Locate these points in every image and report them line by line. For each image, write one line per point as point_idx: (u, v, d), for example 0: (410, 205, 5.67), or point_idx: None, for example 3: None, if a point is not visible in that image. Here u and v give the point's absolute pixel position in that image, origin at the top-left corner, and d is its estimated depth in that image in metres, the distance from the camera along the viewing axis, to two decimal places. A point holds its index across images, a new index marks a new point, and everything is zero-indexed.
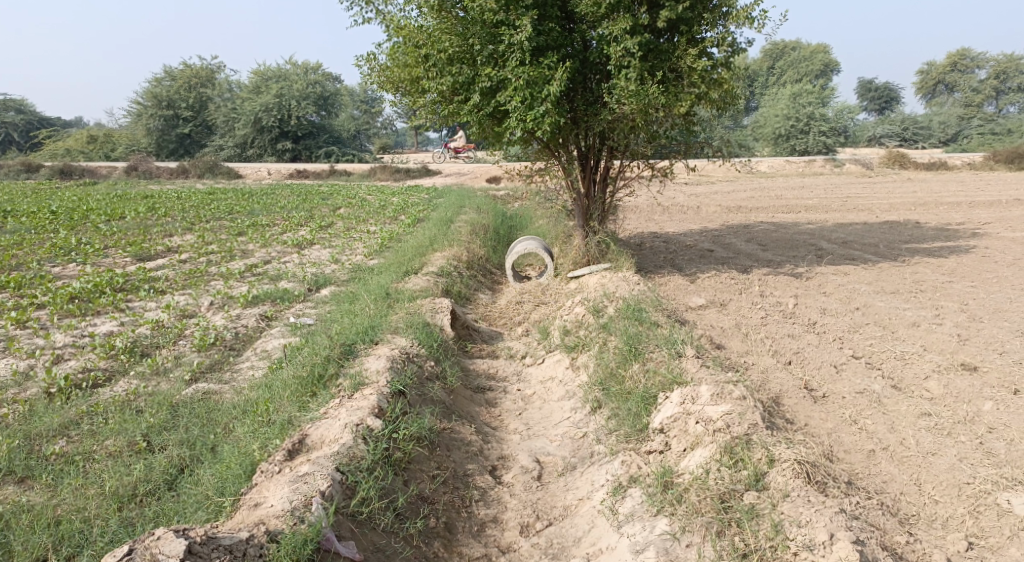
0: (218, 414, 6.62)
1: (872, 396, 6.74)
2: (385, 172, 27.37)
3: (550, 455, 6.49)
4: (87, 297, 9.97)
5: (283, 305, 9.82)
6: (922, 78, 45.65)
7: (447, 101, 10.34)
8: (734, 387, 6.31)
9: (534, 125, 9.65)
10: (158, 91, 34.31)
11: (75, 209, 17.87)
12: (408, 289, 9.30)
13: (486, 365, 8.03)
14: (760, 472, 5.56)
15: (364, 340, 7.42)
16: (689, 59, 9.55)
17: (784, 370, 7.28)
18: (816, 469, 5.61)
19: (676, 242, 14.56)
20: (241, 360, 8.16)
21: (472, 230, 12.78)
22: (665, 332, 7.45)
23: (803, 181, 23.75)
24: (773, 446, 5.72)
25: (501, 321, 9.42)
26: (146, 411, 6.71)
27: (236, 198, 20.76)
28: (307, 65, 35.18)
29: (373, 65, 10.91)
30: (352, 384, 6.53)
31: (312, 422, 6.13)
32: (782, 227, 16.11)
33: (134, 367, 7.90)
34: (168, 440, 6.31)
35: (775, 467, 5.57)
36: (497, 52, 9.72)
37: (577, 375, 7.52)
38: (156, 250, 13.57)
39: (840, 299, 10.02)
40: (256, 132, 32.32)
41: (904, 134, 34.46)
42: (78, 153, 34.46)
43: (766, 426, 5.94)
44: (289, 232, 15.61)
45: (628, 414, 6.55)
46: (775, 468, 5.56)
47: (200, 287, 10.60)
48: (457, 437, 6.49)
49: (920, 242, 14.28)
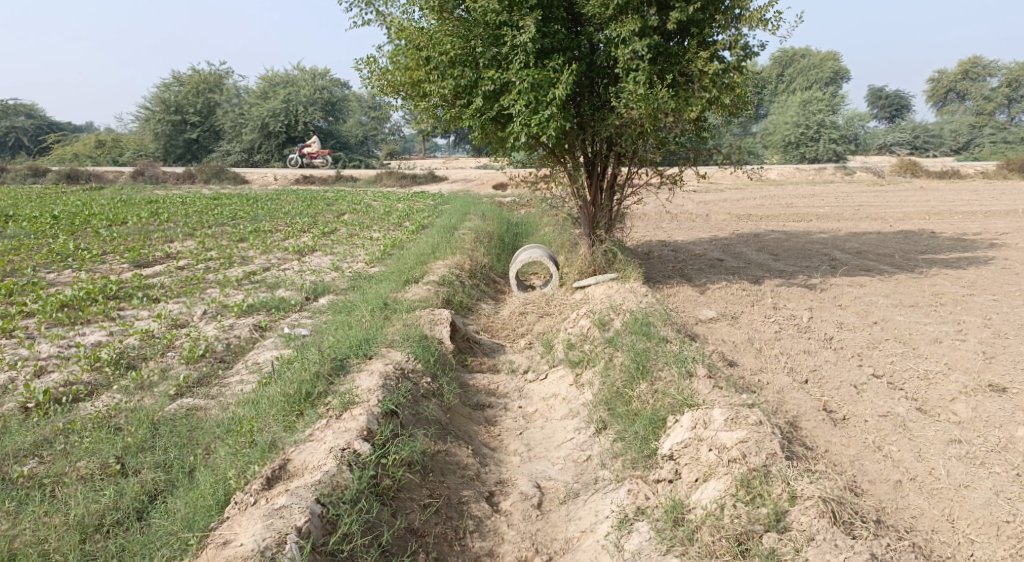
0: (199, 433, 6.23)
1: (897, 420, 6.33)
2: (391, 178, 27.03)
3: (552, 480, 6.10)
4: (77, 305, 9.60)
5: (278, 314, 9.43)
6: (934, 86, 45.17)
7: (450, 104, 9.97)
8: (750, 410, 5.88)
9: (538, 129, 9.28)
10: (166, 96, 34.16)
11: (77, 214, 17.54)
12: (406, 300, 8.91)
13: (486, 380, 7.63)
14: (780, 510, 5.17)
15: (357, 354, 7.02)
16: (700, 62, 9.15)
17: (800, 390, 6.88)
18: (842, 507, 5.22)
19: (685, 251, 14.17)
20: (230, 373, 7.77)
21: (476, 238, 12.41)
22: (674, 348, 7.04)
23: (815, 189, 23.33)
24: (794, 480, 5.32)
25: (503, 333, 9.03)
26: (124, 428, 6.32)
27: (242, 204, 20.44)
28: (315, 71, 34.87)
29: (373, 68, 10.54)
30: (341, 402, 6.13)
31: (296, 446, 5.78)
32: (794, 236, 15.69)
33: (118, 381, 7.51)
34: (143, 462, 5.94)
35: (798, 504, 5.18)
36: (501, 54, 9.35)
37: (581, 392, 7.12)
38: (154, 256, 13.21)
39: (856, 313, 9.62)
40: (263, 137, 32.03)
41: (914, 142, 34.18)
42: (85, 157, 34.21)
43: (785, 456, 5.53)
44: (291, 239, 15.26)
45: (636, 438, 6.15)
46: (797, 507, 5.17)
47: (194, 295, 10.22)
48: (452, 461, 6.10)
49: (937, 253, 13.84)
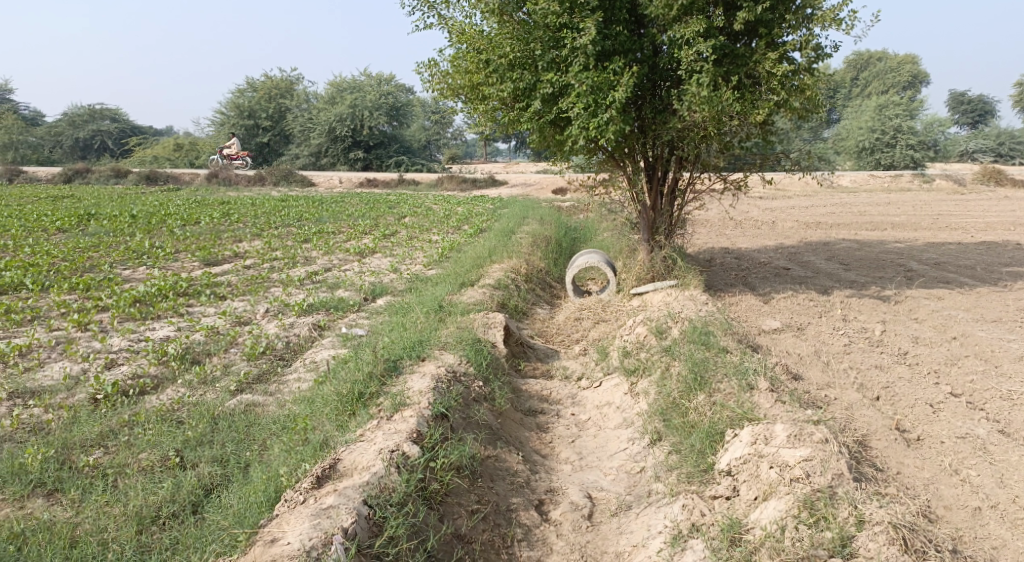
0: (257, 429, 6.18)
1: (975, 442, 5.98)
2: (454, 182, 27.07)
3: (604, 491, 5.90)
4: (148, 300, 9.68)
5: (337, 314, 9.39)
6: (1019, 92, 43.57)
7: (509, 108, 9.83)
8: (815, 427, 5.59)
9: (597, 133, 9.08)
10: (240, 101, 34.85)
11: (152, 213, 17.87)
12: (462, 303, 8.79)
13: (539, 386, 7.45)
14: (846, 535, 4.90)
15: (410, 355, 6.90)
16: (768, 64, 8.86)
17: (871, 408, 6.56)
18: (914, 534, 4.93)
19: (750, 258, 13.80)
20: (289, 371, 7.73)
21: (535, 242, 12.26)
22: (735, 359, 6.77)
23: (888, 197, 22.62)
24: (862, 503, 5.05)
25: (559, 338, 8.86)
26: (186, 421, 6.28)
27: (308, 206, 20.65)
28: (382, 76, 35.15)
29: (434, 72, 10.44)
30: (392, 403, 6.01)
31: (346, 446, 5.64)
32: (866, 246, 15.19)
33: (182, 375, 7.51)
34: (202, 456, 5.90)
35: (865, 529, 4.91)
36: (560, 57, 9.19)
37: (636, 401, 6.90)
38: (222, 255, 13.34)
39: (932, 327, 9.20)
40: (330, 141, 32.40)
41: (999, 150, 32.94)
42: (162, 159, 35.01)
43: (852, 477, 5.25)
44: (353, 240, 15.30)
45: (693, 451, 5.91)
46: (864, 531, 4.90)
47: (259, 294, 10.25)
48: (502, 467, 5.93)
49: (1021, 266, 13.24)
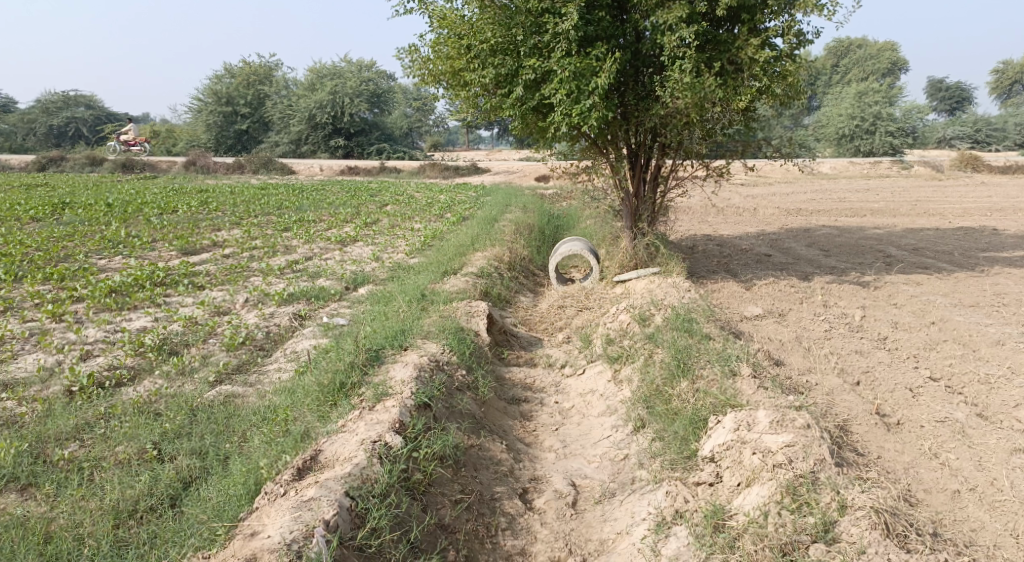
0: (236, 421, 6.12)
1: (955, 426, 6.02)
2: (434, 169, 26.96)
3: (587, 479, 5.90)
4: (124, 290, 9.58)
5: (318, 304, 9.33)
6: (998, 77, 43.80)
7: (491, 94, 9.78)
8: (798, 413, 5.60)
9: (580, 119, 9.06)
10: (218, 88, 34.54)
11: (130, 202, 17.70)
12: (444, 291, 8.75)
13: (522, 374, 7.44)
14: (829, 521, 4.92)
15: (392, 345, 6.86)
16: (750, 50, 8.86)
17: (851, 394, 6.60)
18: (896, 519, 4.96)
19: (732, 245, 13.83)
20: (269, 361, 7.68)
21: (517, 230, 12.24)
22: (718, 345, 6.77)
23: (868, 184, 22.73)
24: (844, 489, 5.07)
25: (541, 326, 8.85)
26: (163, 414, 6.21)
27: (288, 194, 20.52)
28: (363, 63, 34.91)
29: (415, 57, 10.37)
30: (374, 393, 5.97)
31: (328, 436, 5.61)
32: (846, 232, 15.26)
33: (160, 366, 7.44)
34: (179, 449, 5.84)
35: (847, 514, 4.94)
36: (543, 43, 9.14)
37: (620, 389, 6.90)
38: (201, 244, 13.23)
39: (911, 313, 9.26)
40: (310, 129, 32.17)
41: (976, 136, 33.17)
42: (140, 147, 34.65)
43: (835, 463, 5.27)
44: (334, 229, 15.21)
45: (676, 438, 5.91)
46: (846, 517, 4.92)
47: (238, 283, 10.17)
48: (486, 456, 5.91)
49: (998, 251, 13.35)
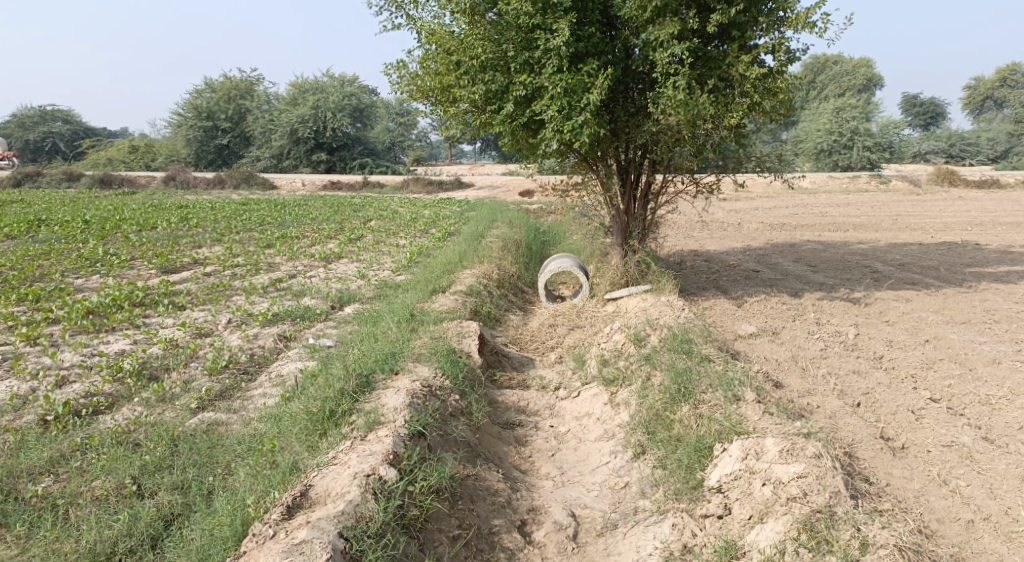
0: (220, 451, 5.86)
1: (962, 451, 5.87)
2: (418, 184, 26.78)
3: (588, 508, 5.72)
4: (103, 312, 9.30)
5: (304, 324, 9.10)
6: (971, 93, 44.27)
7: (480, 110, 9.62)
8: (807, 442, 5.44)
9: (571, 136, 8.90)
10: (198, 103, 34.20)
11: (108, 218, 17.38)
12: (434, 311, 8.56)
13: (516, 396, 7.24)
14: (851, 559, 4.76)
15: (383, 369, 6.64)
16: (741, 66, 8.74)
17: (853, 416, 6.45)
18: (919, 557, 4.82)
19: (719, 261, 13.72)
20: (253, 386, 7.45)
21: (504, 247, 12.07)
22: (719, 368, 6.62)
23: (849, 198, 22.77)
24: (865, 525, 4.93)
25: (533, 346, 8.67)
26: (143, 444, 5.94)
27: (269, 210, 20.28)
28: (345, 77, 34.73)
29: (402, 73, 10.19)
30: (366, 422, 5.76)
31: (318, 470, 5.37)
32: (832, 247, 15.21)
33: (139, 392, 7.20)
34: (160, 483, 5.58)
35: (870, 552, 4.79)
36: (533, 58, 8.99)
37: (617, 412, 6.73)
38: (181, 262, 12.97)
39: (905, 330, 9.15)
40: (292, 143, 31.87)
41: (950, 151, 33.57)
42: (117, 162, 34.21)
43: (849, 495, 5.14)
44: (318, 245, 14.98)
45: (679, 466, 5.75)
46: (869, 555, 4.77)
47: (220, 303, 9.92)
48: (483, 486, 5.70)
49: (984, 266, 13.33)
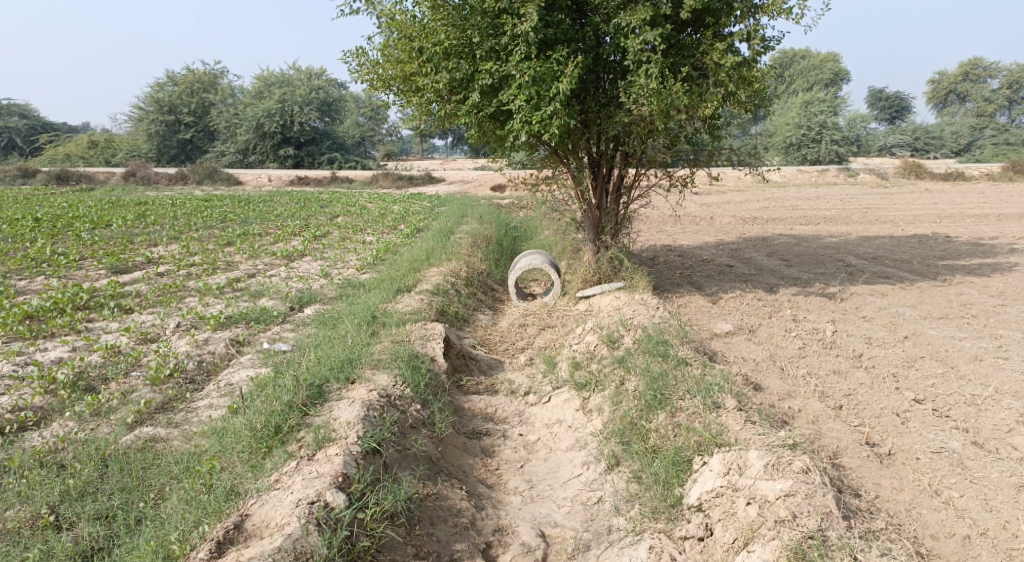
0: (153, 473, 5.39)
1: (953, 458, 5.54)
2: (388, 179, 26.28)
3: (558, 527, 5.36)
4: (42, 316, 8.82)
5: (259, 327, 8.63)
6: (935, 87, 44.44)
7: (444, 101, 9.18)
8: (794, 456, 5.11)
9: (540, 127, 8.51)
10: (160, 96, 33.36)
11: (62, 216, 16.72)
12: (397, 312, 8.13)
13: (483, 403, 6.85)
14: None
15: (338, 378, 6.21)
16: (716, 55, 8.40)
17: (837, 420, 6.12)
18: None
19: (692, 256, 13.41)
20: (200, 396, 6.99)
21: (473, 243, 11.67)
22: (696, 372, 6.26)
23: (819, 191, 22.60)
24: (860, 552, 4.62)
25: (501, 348, 8.28)
26: (70, 465, 5.46)
27: (233, 205, 19.70)
28: (311, 70, 34.05)
29: (362, 60, 9.72)
30: (315, 439, 5.32)
31: (256, 496, 4.94)
32: (805, 241, 14.94)
33: (73, 406, 6.75)
34: (81, 513, 5.09)
35: None
36: (499, 46, 8.58)
37: (589, 420, 6.39)
38: (134, 261, 12.42)
39: (883, 326, 8.86)
40: (258, 138, 31.13)
41: (916, 144, 33.46)
42: (76, 158, 33.26)
43: (841, 515, 4.83)
44: (281, 242, 14.47)
45: (656, 481, 5.40)
46: None
47: (171, 305, 9.40)
48: (444, 506, 5.31)
49: (957, 258, 13.13)
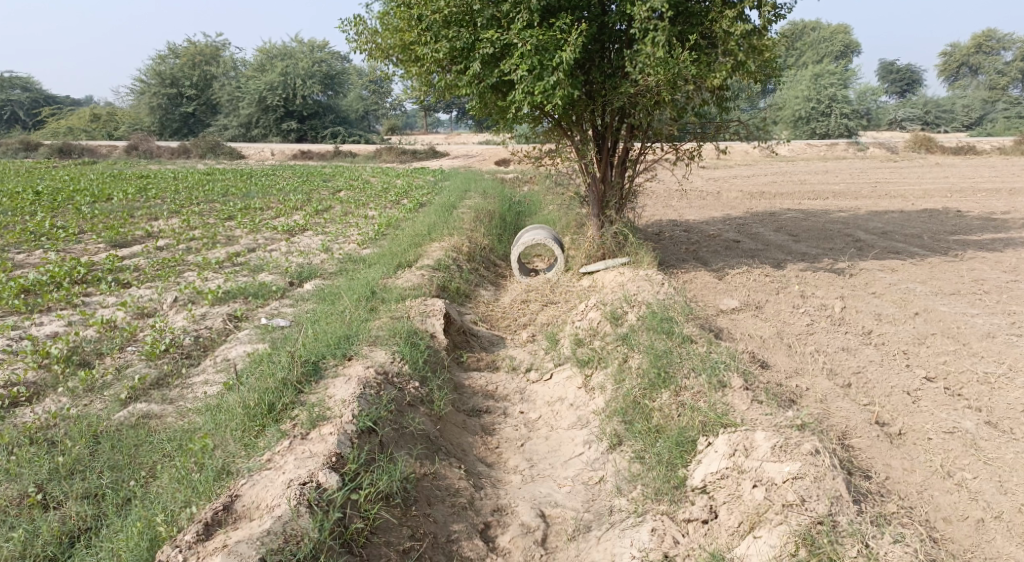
0: (145, 451, 5.27)
1: (965, 438, 5.39)
2: (392, 154, 26.03)
3: (558, 507, 5.24)
4: (38, 290, 8.68)
5: (258, 302, 8.47)
6: (945, 60, 43.92)
7: (445, 71, 8.96)
8: (802, 438, 4.97)
9: (543, 98, 8.30)
10: (162, 69, 33.07)
11: (62, 189, 16.55)
12: (397, 288, 7.98)
13: (484, 380, 6.71)
14: None
15: (335, 354, 6.07)
16: (725, 23, 8.20)
17: (846, 399, 5.97)
18: None
19: (698, 231, 13.22)
20: (196, 372, 6.85)
21: (476, 217, 11.49)
22: (702, 349, 6.11)
23: (826, 166, 22.32)
24: (871, 538, 4.49)
25: (502, 324, 8.13)
26: (60, 443, 5.34)
27: (235, 179, 19.51)
28: (314, 43, 33.71)
29: (360, 29, 9.51)
30: (309, 418, 5.20)
31: (247, 476, 4.83)
32: (813, 215, 14.73)
33: (66, 381, 6.62)
34: (69, 492, 4.98)
35: None
36: (501, 13, 8.37)
37: (592, 398, 6.25)
38: (133, 235, 12.26)
39: (893, 302, 8.68)
40: (261, 111, 30.85)
41: (925, 118, 33.04)
42: (79, 131, 33.00)
43: (852, 500, 4.70)
44: (283, 217, 14.30)
45: (659, 462, 5.27)
46: None
47: (169, 280, 9.25)
48: (442, 487, 5.19)
49: (968, 234, 12.91)
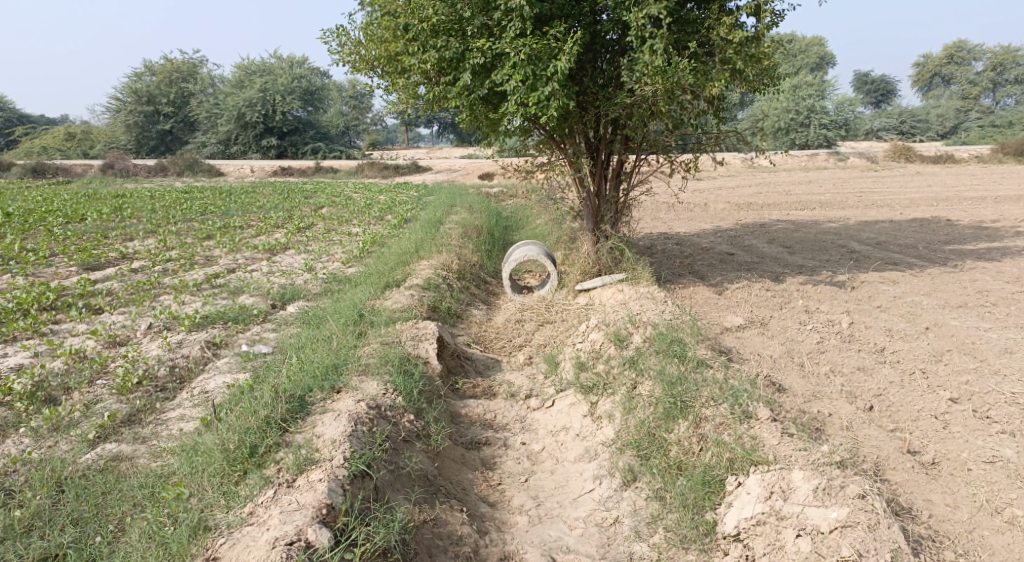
0: (113, 500, 4.79)
1: (1008, 468, 5.11)
2: (373, 169, 25.57)
3: (571, 553, 4.85)
4: (4, 318, 8.15)
5: (238, 327, 7.98)
6: (920, 70, 44.00)
7: (433, 83, 8.54)
8: (848, 480, 4.69)
9: (537, 110, 7.89)
10: (138, 86, 32.51)
11: (34, 210, 15.96)
12: (386, 310, 7.52)
13: (481, 409, 6.26)
14: None
15: (322, 386, 5.61)
16: (723, 30, 7.81)
17: (873, 425, 5.59)
18: None
19: (691, 244, 12.85)
20: (172, 406, 6.35)
21: (464, 233, 11.05)
22: (717, 374, 5.69)
23: (810, 175, 22.07)
24: None
25: (497, 347, 7.69)
26: (20, 493, 4.84)
27: (213, 197, 18.99)
28: (292, 58, 33.28)
29: (343, 40, 9.09)
30: (295, 462, 4.78)
31: (227, 535, 4.41)
32: (804, 226, 14.41)
33: (30, 420, 6.10)
34: (27, 553, 4.49)
35: None
36: (492, 21, 7.97)
37: (599, 427, 5.82)
38: (107, 257, 11.73)
39: (901, 317, 8.32)
40: (239, 128, 30.32)
41: (902, 127, 32.97)
42: (53, 150, 32.32)
43: (912, 552, 4.45)
44: (263, 235, 13.81)
45: (684, 505, 4.94)
46: None
47: (144, 304, 8.74)
48: (443, 534, 4.77)
49: (964, 243, 12.61)
